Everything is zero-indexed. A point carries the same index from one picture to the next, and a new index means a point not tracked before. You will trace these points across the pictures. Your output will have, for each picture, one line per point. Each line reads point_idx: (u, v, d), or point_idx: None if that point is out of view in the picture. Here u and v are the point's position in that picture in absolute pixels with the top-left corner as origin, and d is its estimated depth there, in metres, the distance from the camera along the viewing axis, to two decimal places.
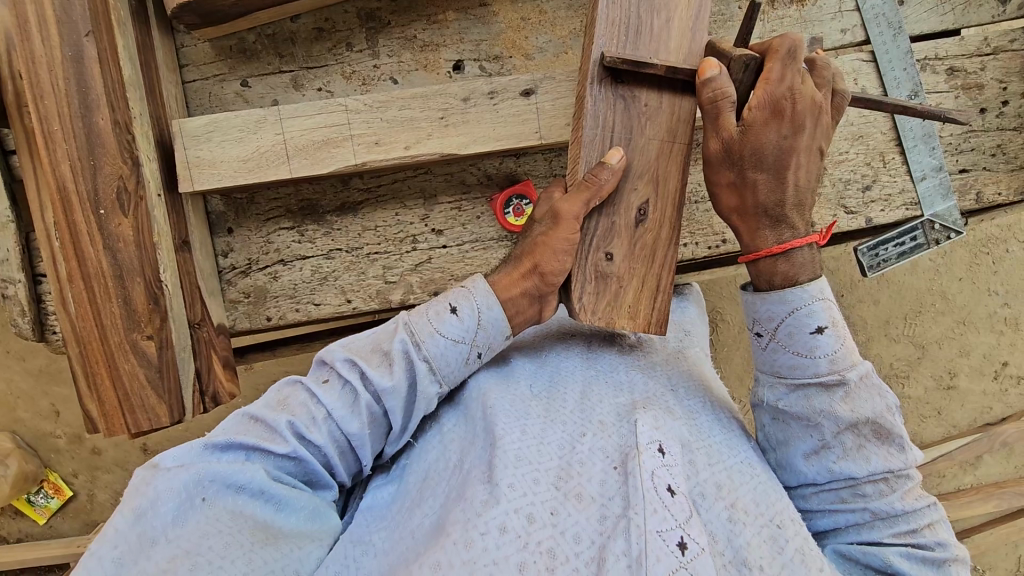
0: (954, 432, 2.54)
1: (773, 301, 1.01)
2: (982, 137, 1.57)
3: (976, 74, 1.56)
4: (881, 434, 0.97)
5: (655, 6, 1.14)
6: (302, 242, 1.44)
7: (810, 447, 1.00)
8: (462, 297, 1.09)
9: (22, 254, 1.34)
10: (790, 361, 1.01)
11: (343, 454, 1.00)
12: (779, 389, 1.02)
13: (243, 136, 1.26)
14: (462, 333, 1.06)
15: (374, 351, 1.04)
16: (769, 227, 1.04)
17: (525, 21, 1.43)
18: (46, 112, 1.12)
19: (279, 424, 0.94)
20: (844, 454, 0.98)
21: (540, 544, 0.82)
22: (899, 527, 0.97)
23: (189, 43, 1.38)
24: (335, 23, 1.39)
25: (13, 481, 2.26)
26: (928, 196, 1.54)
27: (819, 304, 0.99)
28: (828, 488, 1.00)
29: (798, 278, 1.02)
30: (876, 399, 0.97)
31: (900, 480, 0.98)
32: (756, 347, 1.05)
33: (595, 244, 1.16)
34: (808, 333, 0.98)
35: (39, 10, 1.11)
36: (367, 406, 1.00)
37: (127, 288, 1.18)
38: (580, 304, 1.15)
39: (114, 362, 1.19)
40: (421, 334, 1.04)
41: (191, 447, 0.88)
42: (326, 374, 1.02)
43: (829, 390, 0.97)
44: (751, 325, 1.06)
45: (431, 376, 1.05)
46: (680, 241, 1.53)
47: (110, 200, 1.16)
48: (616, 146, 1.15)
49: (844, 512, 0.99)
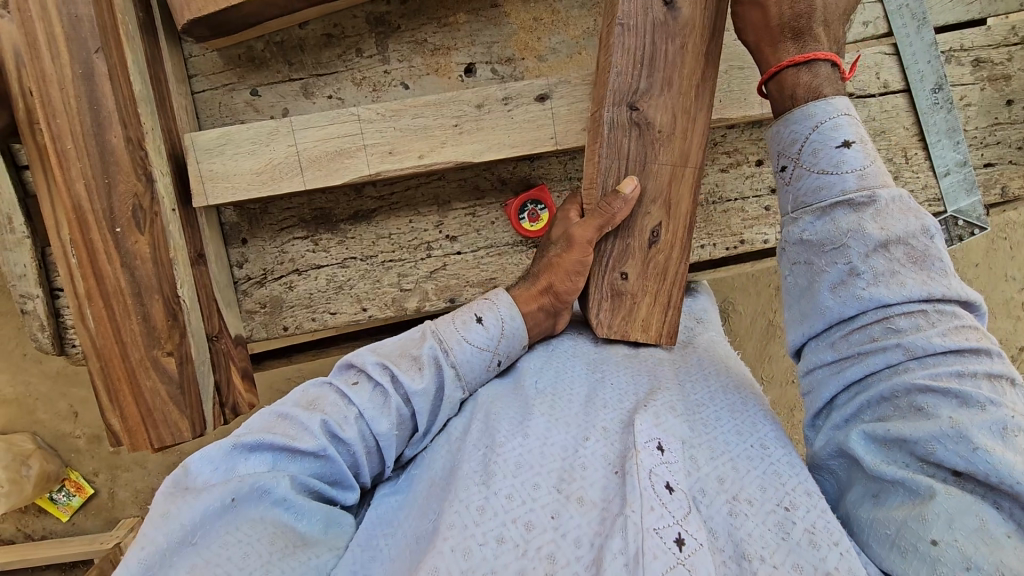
0: None
1: (796, 120, 0.95)
2: (1008, 129, 1.53)
3: (1002, 65, 1.51)
4: (916, 257, 0.85)
5: (670, 32, 1.09)
6: (317, 252, 1.43)
7: (838, 277, 0.88)
8: (486, 308, 1.09)
9: (39, 269, 1.35)
10: (816, 183, 0.92)
11: (370, 454, 0.98)
12: (804, 220, 0.93)
13: (256, 149, 1.25)
14: (487, 341, 1.07)
15: (402, 355, 1.03)
16: (790, 40, 0.99)
17: (537, 21, 1.40)
18: (58, 130, 1.11)
19: (312, 423, 0.92)
20: (874, 280, 0.85)
21: (539, 550, 0.80)
22: (938, 369, 0.80)
23: (197, 53, 1.36)
24: (344, 29, 1.37)
25: (36, 481, 2.29)
26: (951, 192, 1.51)
27: (844, 119, 0.93)
28: (863, 321, 0.86)
29: (822, 90, 0.95)
30: (909, 220, 0.86)
31: (942, 315, 0.83)
32: (781, 183, 0.98)
33: (610, 264, 1.17)
34: (834, 147, 0.91)
35: (47, 27, 1.09)
36: (398, 407, 0.99)
37: (145, 304, 1.17)
38: (597, 320, 1.17)
39: (136, 379, 1.19)
40: (449, 341, 1.04)
41: (219, 447, 0.87)
42: (356, 376, 1.00)
43: (857, 210, 0.88)
44: (775, 159, 1.00)
45: (457, 384, 1.05)
46: (698, 242, 1.50)
47: (126, 218, 1.15)
48: (631, 172, 1.13)
49: (875, 354, 0.84)
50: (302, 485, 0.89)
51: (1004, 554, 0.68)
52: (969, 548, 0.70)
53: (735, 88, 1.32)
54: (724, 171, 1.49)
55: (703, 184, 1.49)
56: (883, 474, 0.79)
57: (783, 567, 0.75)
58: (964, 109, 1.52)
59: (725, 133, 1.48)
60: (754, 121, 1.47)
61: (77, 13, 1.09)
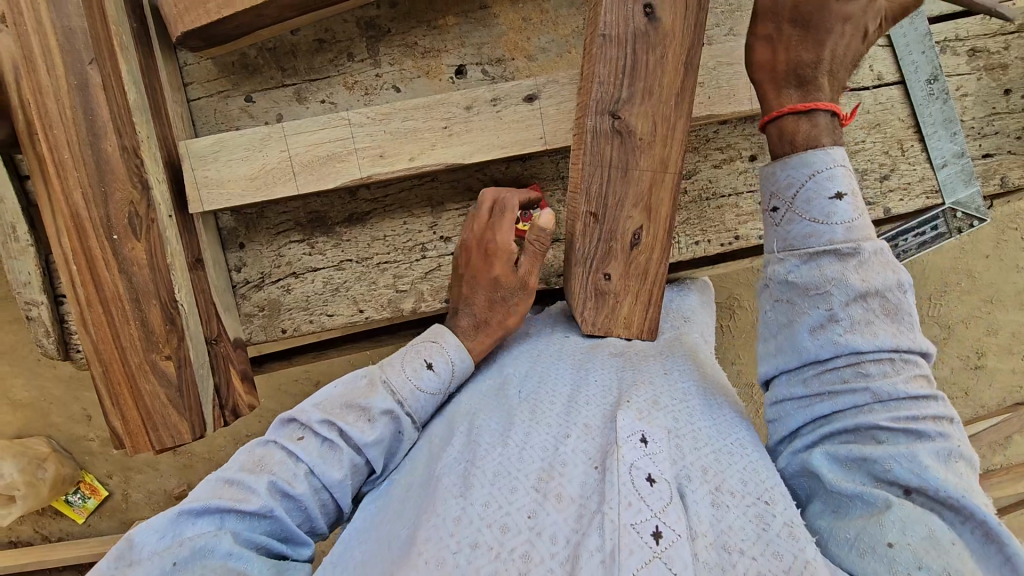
0: (981, 413, 2.56)
1: (794, 165, 0.93)
2: (1006, 119, 1.51)
3: (999, 54, 1.50)
4: (890, 310, 0.87)
5: (651, 41, 1.10)
6: (313, 254, 1.45)
7: (817, 320, 0.89)
8: (436, 352, 1.13)
9: (42, 277, 1.38)
10: (806, 230, 0.91)
11: (323, 505, 1.00)
12: (790, 262, 0.93)
13: (249, 155, 1.27)
14: (439, 386, 1.10)
15: (350, 406, 1.04)
16: (795, 88, 0.97)
17: (526, 21, 1.40)
18: (55, 140, 1.13)
19: (260, 485, 0.94)
20: (851, 327, 0.87)
21: (514, 551, 0.81)
22: (900, 411, 0.84)
23: (192, 61, 1.38)
24: (335, 34, 1.38)
25: (52, 483, 2.34)
26: (950, 183, 1.49)
27: (840, 170, 0.92)
28: (833, 367, 0.87)
29: (819, 141, 0.94)
30: (887, 274, 0.88)
31: (907, 363, 0.86)
32: (771, 224, 0.97)
33: (594, 265, 1.20)
34: (827, 198, 0.90)
35: (42, 40, 1.11)
36: (349, 458, 1.00)
37: (143, 309, 1.20)
38: (581, 317, 1.21)
39: (135, 383, 1.21)
40: (402, 391, 1.07)
41: (165, 516, 0.89)
42: (302, 433, 1.02)
43: (843, 259, 0.88)
44: (767, 200, 0.98)
45: (413, 424, 1.09)
46: (693, 239, 1.50)
47: (122, 225, 1.18)
48: (612, 181, 1.15)
49: (844, 395, 0.86)
50: (249, 544, 0.90)
51: (949, 557, 0.75)
52: (922, 552, 0.75)
53: (724, 83, 1.32)
54: (717, 166, 1.49)
55: (697, 181, 1.49)
56: (845, 492, 0.83)
57: (761, 559, 0.78)
58: (960, 99, 1.51)
59: (718, 128, 1.48)
60: (747, 116, 1.46)
61: (70, 25, 1.12)
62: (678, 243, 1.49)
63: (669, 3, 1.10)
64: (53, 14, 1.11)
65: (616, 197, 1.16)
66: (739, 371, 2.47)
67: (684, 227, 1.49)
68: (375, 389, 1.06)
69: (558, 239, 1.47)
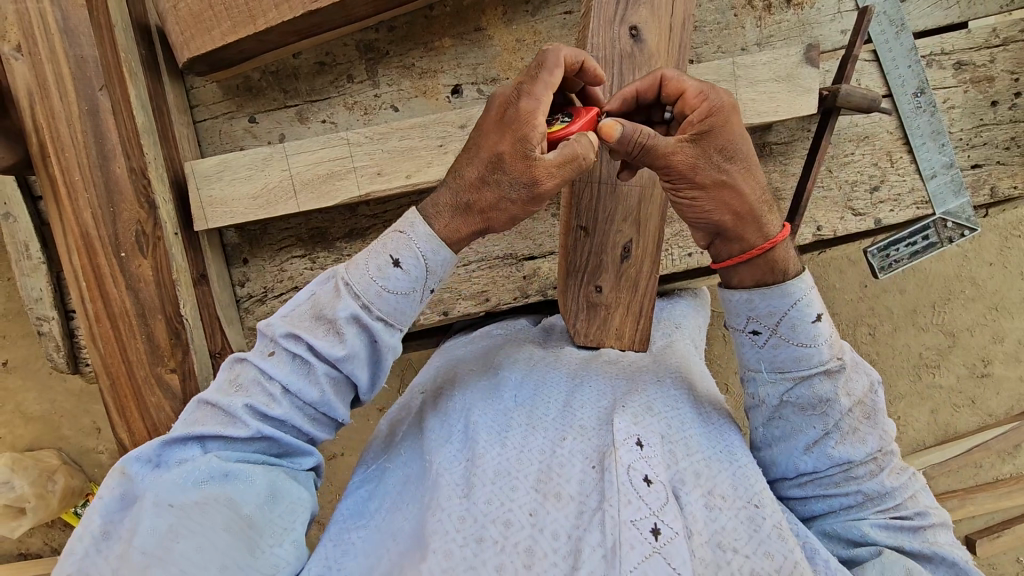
0: (990, 421, 2.54)
1: (774, 295, 0.92)
2: (994, 130, 1.54)
3: (985, 67, 1.52)
4: (868, 414, 0.94)
5: (637, 62, 1.15)
6: (314, 269, 1.49)
7: (811, 438, 0.95)
8: (402, 246, 0.90)
9: (54, 292, 1.44)
10: (794, 354, 0.93)
11: (315, 419, 0.93)
12: (782, 384, 0.95)
13: (252, 174, 1.32)
14: (411, 286, 0.90)
15: (316, 318, 0.89)
16: (765, 215, 0.93)
17: (520, 42, 1.45)
18: (66, 163, 1.16)
19: (236, 407, 0.87)
20: (841, 438, 0.94)
21: (517, 545, 0.83)
22: (886, 503, 0.95)
23: (198, 85, 1.44)
24: (335, 57, 1.43)
25: (61, 495, 2.38)
26: (939, 194, 1.51)
27: (814, 293, 0.93)
28: (823, 475, 0.95)
29: (788, 272, 0.93)
30: (862, 377, 0.95)
31: (886, 457, 0.96)
32: (749, 344, 0.97)
33: (586, 278, 1.23)
34: (811, 323, 0.91)
35: (55, 68, 1.14)
36: (325, 375, 0.89)
37: (149, 325, 1.22)
38: (574, 329, 1.23)
39: (141, 396, 1.24)
40: (367, 296, 0.88)
41: (150, 446, 0.86)
42: (270, 348, 0.90)
43: (831, 375, 0.92)
44: (741, 322, 0.96)
45: (393, 330, 0.92)
46: (685, 250, 1.52)
47: (129, 243, 1.21)
48: (603, 195, 1.19)
49: (838, 496, 0.95)
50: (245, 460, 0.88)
51: None
52: None
53: None
54: None
55: None
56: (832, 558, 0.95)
57: (754, 557, 0.83)
58: (948, 111, 1.53)
59: None
60: None
61: (80, 53, 1.15)
62: (670, 254, 1.52)
63: (654, 26, 1.15)
64: (64, 43, 1.14)
65: (606, 213, 1.20)
66: None
67: (676, 239, 1.52)
68: (336, 296, 0.89)
69: (553, 252, 1.52)
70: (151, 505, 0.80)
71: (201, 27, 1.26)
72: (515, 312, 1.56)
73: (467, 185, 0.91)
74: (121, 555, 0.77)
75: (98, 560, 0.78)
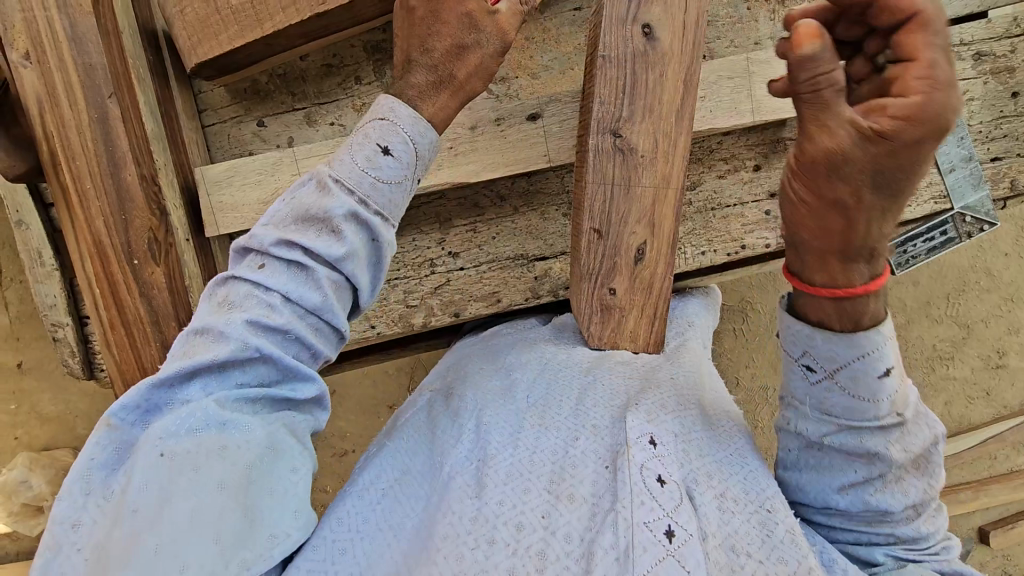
0: (1005, 413, 2.52)
1: (841, 339, 0.82)
2: (1014, 122, 1.51)
3: (1006, 57, 1.49)
4: (921, 465, 0.89)
5: (650, 61, 1.14)
6: None
7: (849, 479, 0.91)
8: (389, 133, 0.91)
9: (68, 299, 1.45)
10: (848, 404, 0.86)
11: (319, 332, 0.90)
12: (828, 427, 0.89)
13: (262, 179, 1.32)
14: (401, 173, 0.92)
15: (307, 218, 0.87)
16: (865, 259, 0.77)
17: (529, 40, 1.43)
18: (78, 171, 1.15)
19: (234, 325, 0.83)
20: (885, 487, 0.89)
21: (529, 548, 0.82)
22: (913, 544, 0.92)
23: (207, 89, 1.43)
24: (343, 58, 1.42)
25: None
26: (958, 187, 1.48)
27: (892, 345, 0.82)
28: (855, 515, 0.92)
29: (862, 321, 0.81)
30: (925, 433, 0.89)
31: (926, 505, 0.92)
32: (801, 378, 0.89)
33: (599, 281, 1.21)
34: (875, 377, 0.83)
35: (64, 77, 1.14)
36: (326, 278, 0.87)
37: (163, 331, 1.22)
38: (587, 332, 1.22)
39: None
40: (360, 188, 0.88)
41: (140, 389, 0.82)
42: (260, 259, 0.88)
43: (884, 430, 0.86)
44: (795, 355, 0.88)
45: (388, 225, 0.93)
46: (699, 249, 1.50)
47: (142, 250, 1.20)
48: (616, 198, 1.18)
49: (865, 532, 0.93)
50: (243, 399, 0.84)
51: None
52: None
53: (725, 97, 1.33)
54: (722, 177, 1.50)
55: (701, 192, 1.50)
56: None
57: (767, 562, 0.83)
58: (967, 103, 1.50)
59: (721, 139, 1.49)
60: (750, 127, 1.47)
61: (90, 61, 1.15)
62: (683, 253, 1.50)
63: (667, 24, 1.14)
64: (73, 51, 1.14)
65: (620, 214, 1.19)
66: (753, 372, 2.48)
67: (689, 237, 1.50)
68: (327, 192, 0.88)
69: (564, 252, 1.51)
70: (146, 456, 0.77)
71: (208, 32, 1.25)
72: (525, 312, 1.54)
73: (446, 56, 0.96)
74: (119, 511, 0.76)
75: (97, 515, 0.77)
